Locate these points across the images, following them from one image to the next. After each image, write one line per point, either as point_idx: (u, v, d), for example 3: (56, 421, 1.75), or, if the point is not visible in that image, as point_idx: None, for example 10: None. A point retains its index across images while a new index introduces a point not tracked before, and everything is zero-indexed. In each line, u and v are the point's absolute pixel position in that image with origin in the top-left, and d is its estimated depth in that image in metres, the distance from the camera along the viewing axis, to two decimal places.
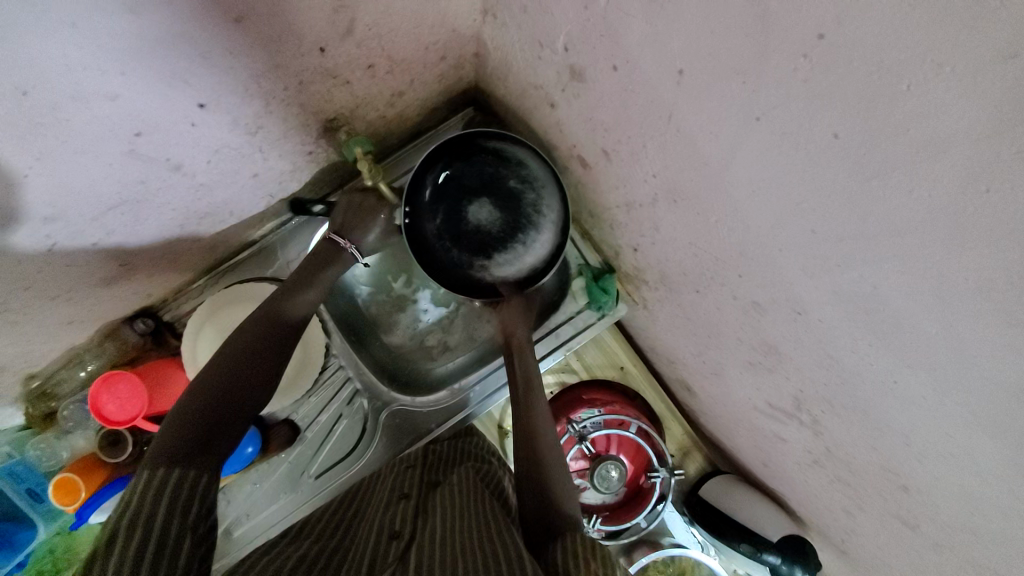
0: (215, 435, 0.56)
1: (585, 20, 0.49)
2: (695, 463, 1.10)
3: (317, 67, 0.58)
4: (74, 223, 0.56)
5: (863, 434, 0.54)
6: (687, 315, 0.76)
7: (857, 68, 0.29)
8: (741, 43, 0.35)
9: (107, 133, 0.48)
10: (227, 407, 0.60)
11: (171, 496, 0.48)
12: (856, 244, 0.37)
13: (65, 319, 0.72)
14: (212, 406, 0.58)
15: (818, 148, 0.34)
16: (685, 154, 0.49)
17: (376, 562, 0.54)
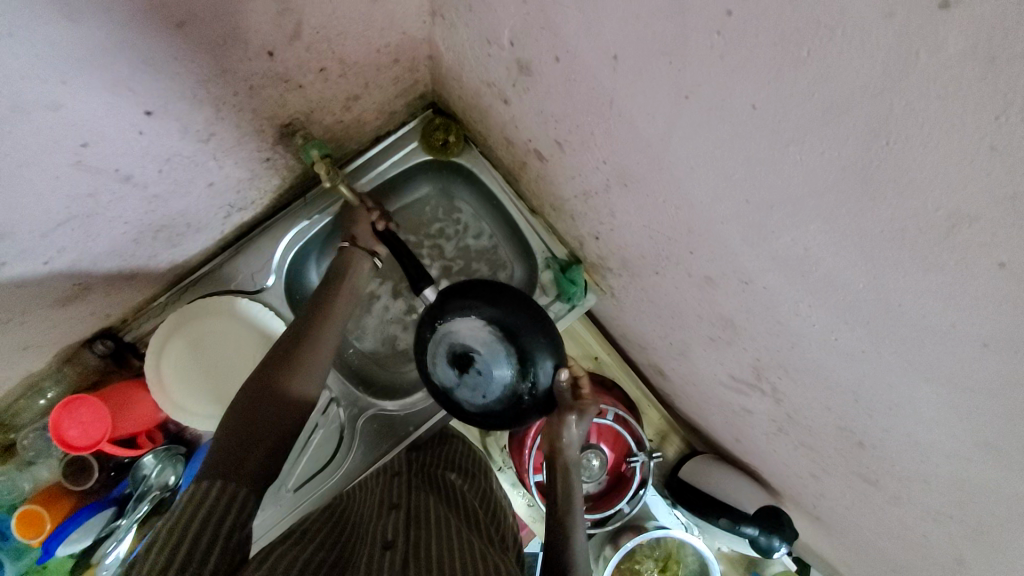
0: (250, 450, 0.56)
1: (525, 13, 0.50)
2: (673, 446, 1.13)
3: (267, 71, 0.58)
4: (22, 240, 0.54)
5: (816, 395, 0.57)
6: (650, 298, 0.78)
7: (764, 41, 0.31)
8: (662, 25, 0.37)
9: (51, 145, 0.47)
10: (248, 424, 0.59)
11: (208, 508, 0.49)
12: (784, 207, 0.39)
13: (18, 345, 0.70)
14: (234, 448, 0.56)
15: (741, 120, 0.37)
16: (629, 137, 0.51)
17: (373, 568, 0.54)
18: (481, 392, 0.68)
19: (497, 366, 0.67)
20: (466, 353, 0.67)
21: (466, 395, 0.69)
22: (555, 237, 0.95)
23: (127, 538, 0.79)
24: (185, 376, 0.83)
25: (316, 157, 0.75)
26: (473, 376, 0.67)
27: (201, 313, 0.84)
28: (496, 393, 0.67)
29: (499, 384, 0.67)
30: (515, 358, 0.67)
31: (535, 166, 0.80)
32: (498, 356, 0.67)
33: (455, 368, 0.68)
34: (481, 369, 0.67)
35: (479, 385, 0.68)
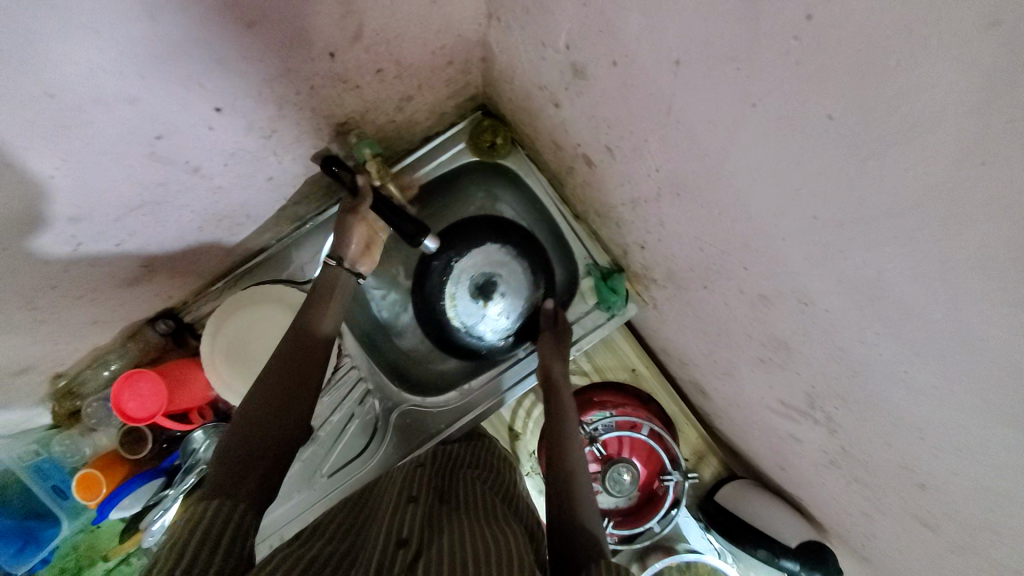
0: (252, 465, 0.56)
1: (584, 16, 0.49)
2: (710, 468, 1.09)
3: (328, 72, 0.60)
4: (99, 223, 0.58)
5: (876, 429, 0.52)
6: (696, 313, 0.76)
7: (846, 48, 0.29)
8: (733, 29, 0.35)
9: (127, 136, 0.50)
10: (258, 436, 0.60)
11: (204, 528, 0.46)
12: (857, 227, 0.36)
13: (90, 319, 0.75)
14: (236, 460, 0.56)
15: (814, 131, 0.34)
16: (686, 145, 0.49)
17: (385, 568, 0.53)
18: (497, 309, 0.93)
19: (506, 287, 0.94)
20: (485, 279, 0.93)
21: (486, 316, 0.93)
22: (598, 245, 0.94)
23: (172, 508, 0.84)
24: (228, 362, 0.86)
25: (367, 156, 0.76)
26: (494, 298, 0.93)
27: (251, 299, 0.88)
28: (509, 307, 0.94)
29: (510, 301, 0.93)
30: (521, 273, 0.94)
31: (582, 171, 0.79)
32: (507, 278, 0.94)
33: (476, 295, 0.93)
34: (499, 289, 0.93)
35: (499, 305, 0.93)
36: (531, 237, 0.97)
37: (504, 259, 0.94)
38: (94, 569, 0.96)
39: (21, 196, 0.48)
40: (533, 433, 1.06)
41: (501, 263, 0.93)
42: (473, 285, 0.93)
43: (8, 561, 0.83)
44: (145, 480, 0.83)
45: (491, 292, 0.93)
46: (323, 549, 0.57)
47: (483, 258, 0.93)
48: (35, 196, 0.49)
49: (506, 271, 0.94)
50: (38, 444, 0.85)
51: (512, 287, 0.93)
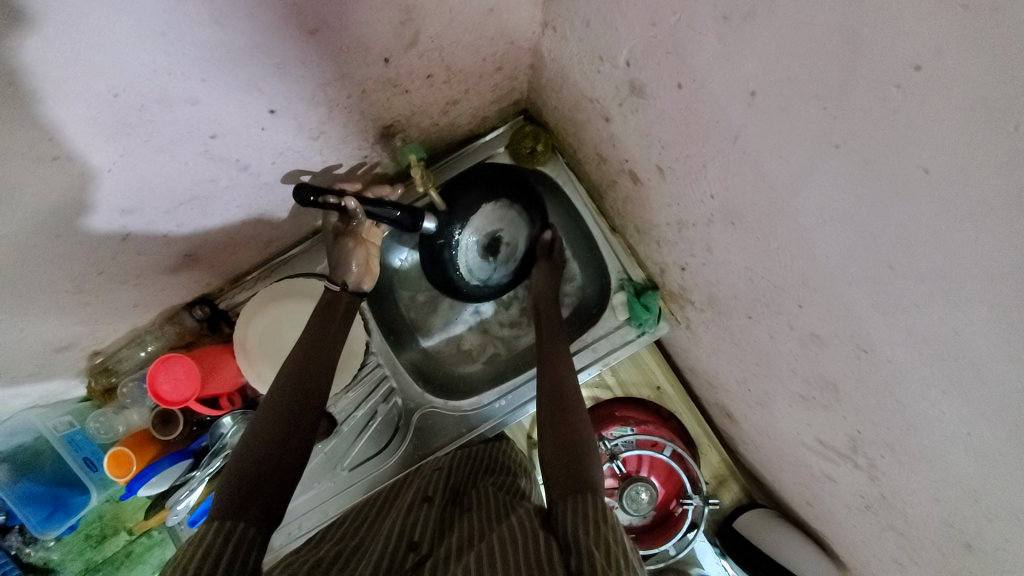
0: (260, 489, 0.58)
1: (652, 36, 0.48)
2: (729, 493, 1.06)
3: (380, 76, 0.59)
4: (149, 215, 0.59)
5: (925, 484, 0.50)
6: (734, 340, 0.73)
7: (956, 103, 0.27)
8: (825, 68, 0.33)
9: (184, 134, 0.51)
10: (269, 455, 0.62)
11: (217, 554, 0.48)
12: (938, 284, 0.34)
13: (131, 303, 0.77)
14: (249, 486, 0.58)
15: (905, 183, 0.32)
16: (749, 176, 0.47)
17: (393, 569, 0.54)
18: (509, 260, 0.88)
19: (508, 234, 0.86)
20: (491, 237, 0.85)
21: (500, 270, 0.88)
22: (633, 259, 0.92)
23: (197, 489, 0.85)
24: (261, 353, 0.89)
25: (413, 161, 0.77)
26: (503, 252, 0.87)
27: (287, 292, 0.91)
28: (517, 253, 0.89)
29: (517, 247, 0.88)
30: (523, 218, 0.87)
31: (626, 187, 0.77)
32: (511, 227, 0.86)
33: (487, 253, 0.85)
34: (507, 241, 0.86)
35: (509, 256, 0.88)
36: (517, 173, 0.89)
37: (503, 210, 0.84)
38: (116, 539, 0.99)
39: (79, 189, 0.48)
40: None
41: (501, 217, 0.84)
42: (484, 247, 0.85)
43: (36, 524, 0.87)
44: (173, 461, 0.86)
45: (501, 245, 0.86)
46: (333, 551, 0.58)
47: (483, 217, 0.83)
48: (94, 190, 0.50)
49: (509, 221, 0.86)
50: (72, 416, 0.88)
51: (518, 234, 0.87)
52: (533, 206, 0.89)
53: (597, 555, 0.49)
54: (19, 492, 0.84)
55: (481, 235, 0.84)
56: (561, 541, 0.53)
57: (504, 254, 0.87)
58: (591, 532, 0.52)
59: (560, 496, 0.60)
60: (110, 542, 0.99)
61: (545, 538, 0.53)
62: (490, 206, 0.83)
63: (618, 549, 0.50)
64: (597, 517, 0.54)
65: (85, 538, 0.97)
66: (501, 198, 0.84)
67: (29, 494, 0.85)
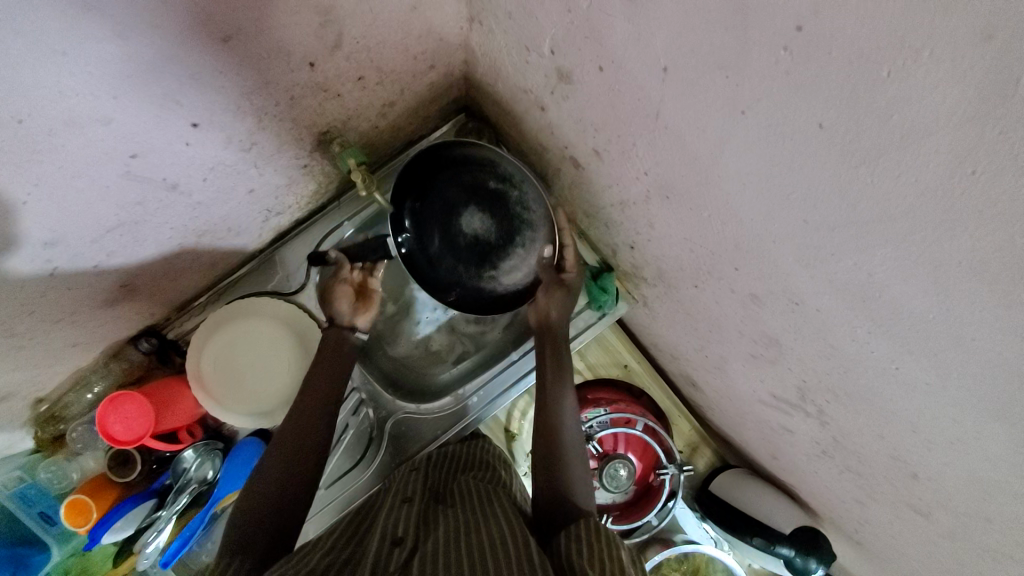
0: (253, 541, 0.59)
1: (569, 22, 0.49)
2: (705, 457, 1.11)
3: (308, 82, 0.58)
4: (76, 246, 0.56)
5: (868, 422, 0.54)
6: (687, 311, 0.76)
7: (836, 59, 0.29)
8: (723, 38, 0.35)
9: (103, 156, 0.49)
10: (275, 514, 0.63)
11: None
12: (848, 231, 0.37)
13: (69, 342, 0.73)
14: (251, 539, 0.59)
15: (805, 138, 0.35)
16: (675, 150, 0.49)
17: (379, 565, 0.52)
18: (520, 260, 0.89)
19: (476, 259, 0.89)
20: (467, 254, 0.89)
21: (505, 275, 0.89)
22: (587, 244, 0.94)
23: (165, 529, 0.81)
24: (224, 380, 0.87)
25: (353, 165, 0.75)
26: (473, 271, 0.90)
27: (257, 309, 0.89)
28: (528, 264, 0.89)
29: (525, 261, 0.89)
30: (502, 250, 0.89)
31: (569, 173, 0.78)
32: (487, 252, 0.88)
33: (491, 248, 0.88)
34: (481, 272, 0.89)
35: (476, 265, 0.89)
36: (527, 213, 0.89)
37: (486, 236, 0.88)
38: None
39: None
40: (528, 432, 1.07)
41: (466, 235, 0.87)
42: (488, 238, 0.87)
43: None
44: (136, 502, 0.81)
45: (513, 262, 0.88)
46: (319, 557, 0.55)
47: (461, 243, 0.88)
48: (7, 224, 0.47)
49: (521, 227, 0.87)
50: (23, 469, 0.83)
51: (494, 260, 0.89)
52: (513, 225, 0.87)
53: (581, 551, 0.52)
54: None
55: (456, 248, 0.89)
56: (557, 560, 0.53)
57: (508, 225, 0.87)
58: (588, 551, 0.52)
59: (561, 527, 0.59)
60: None
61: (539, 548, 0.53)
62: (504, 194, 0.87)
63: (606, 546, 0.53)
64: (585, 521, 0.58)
65: None
66: (485, 209, 0.87)
67: None
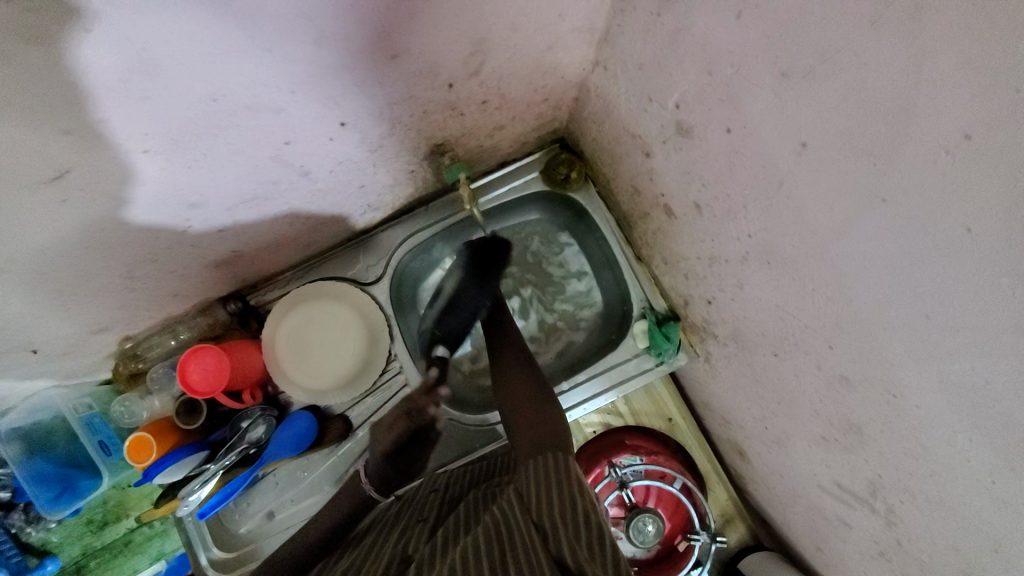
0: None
1: (706, 83, 0.51)
2: (735, 533, 1.07)
3: (442, 100, 0.63)
4: (213, 211, 0.63)
5: (945, 536, 0.51)
6: (756, 376, 0.75)
7: (1001, 171, 0.29)
8: (878, 127, 0.36)
9: (264, 140, 0.54)
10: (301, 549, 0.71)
11: None
12: (972, 335, 0.36)
13: (172, 292, 0.80)
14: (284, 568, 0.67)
15: (946, 239, 0.35)
16: (791, 220, 0.49)
17: None
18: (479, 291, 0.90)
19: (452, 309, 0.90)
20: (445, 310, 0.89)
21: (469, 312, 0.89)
22: (656, 288, 0.94)
23: (210, 482, 0.82)
24: (292, 356, 0.93)
25: (460, 178, 0.81)
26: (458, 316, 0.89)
27: (324, 294, 0.95)
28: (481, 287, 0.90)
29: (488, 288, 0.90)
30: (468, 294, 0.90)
31: (659, 220, 0.80)
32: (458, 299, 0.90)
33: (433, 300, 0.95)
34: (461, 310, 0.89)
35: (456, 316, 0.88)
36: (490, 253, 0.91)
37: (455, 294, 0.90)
38: (118, 526, 1.03)
39: (136, 181, 0.50)
40: None
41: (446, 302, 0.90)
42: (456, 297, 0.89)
43: (46, 504, 0.89)
44: (192, 451, 0.84)
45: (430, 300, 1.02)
46: None
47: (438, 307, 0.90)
48: (153, 185, 0.52)
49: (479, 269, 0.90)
50: (92, 399, 0.91)
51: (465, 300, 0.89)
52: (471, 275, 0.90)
53: (565, 530, 0.56)
54: (30, 470, 0.86)
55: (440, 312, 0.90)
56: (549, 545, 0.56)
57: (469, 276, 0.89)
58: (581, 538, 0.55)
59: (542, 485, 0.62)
60: (111, 529, 1.03)
61: (533, 536, 0.57)
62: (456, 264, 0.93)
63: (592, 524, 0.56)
64: (562, 483, 0.61)
65: (88, 521, 1.01)
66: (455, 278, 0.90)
67: (39, 474, 0.87)
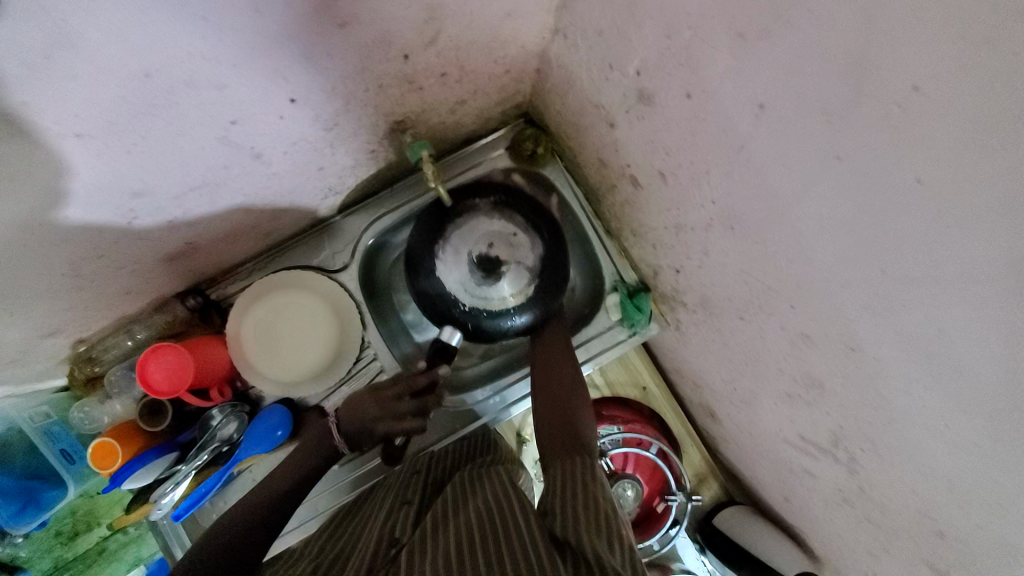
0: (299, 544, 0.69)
1: (665, 47, 0.51)
2: (710, 490, 1.12)
3: (399, 72, 0.61)
4: (160, 200, 0.59)
5: (902, 477, 0.54)
6: (724, 340, 0.77)
7: (950, 121, 0.30)
8: (833, 85, 0.36)
9: (208, 119, 0.51)
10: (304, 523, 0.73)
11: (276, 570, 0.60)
12: (924, 285, 0.38)
13: (123, 289, 0.75)
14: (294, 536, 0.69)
15: (900, 193, 0.35)
16: (752, 184, 0.50)
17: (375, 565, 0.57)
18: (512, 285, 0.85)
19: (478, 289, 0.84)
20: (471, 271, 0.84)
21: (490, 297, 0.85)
22: (626, 261, 0.95)
23: (184, 483, 0.81)
24: (260, 348, 0.90)
25: (423, 156, 0.77)
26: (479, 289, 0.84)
27: (288, 283, 0.92)
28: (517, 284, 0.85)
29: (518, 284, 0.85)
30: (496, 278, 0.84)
31: (625, 191, 0.80)
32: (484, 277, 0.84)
33: (487, 274, 0.83)
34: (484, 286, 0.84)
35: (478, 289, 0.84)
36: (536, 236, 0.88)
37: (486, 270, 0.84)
38: (90, 535, 0.99)
39: (69, 169, 0.46)
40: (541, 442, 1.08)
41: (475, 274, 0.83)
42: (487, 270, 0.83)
43: (7, 520, 0.84)
44: (160, 453, 0.81)
45: (473, 256, 0.83)
46: (314, 565, 0.59)
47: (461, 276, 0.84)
48: (87, 173, 0.48)
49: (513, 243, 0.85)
50: (51, 407, 0.86)
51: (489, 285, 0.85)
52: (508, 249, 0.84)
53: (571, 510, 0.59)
54: None
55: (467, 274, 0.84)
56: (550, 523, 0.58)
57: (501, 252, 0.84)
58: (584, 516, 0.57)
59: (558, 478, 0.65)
60: (83, 539, 0.98)
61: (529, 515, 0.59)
62: (528, 250, 0.85)
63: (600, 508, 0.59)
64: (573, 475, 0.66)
65: (55, 534, 0.95)
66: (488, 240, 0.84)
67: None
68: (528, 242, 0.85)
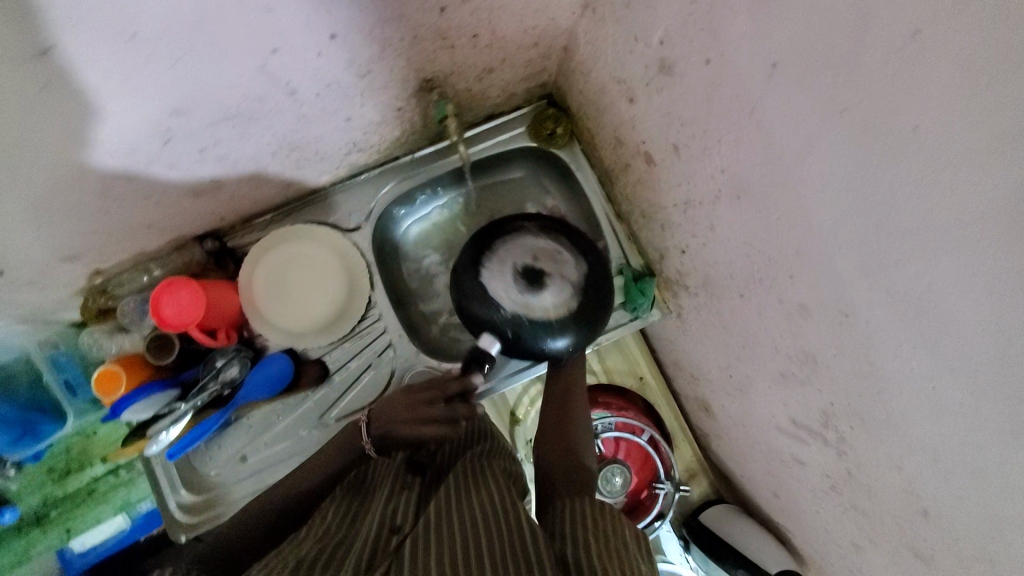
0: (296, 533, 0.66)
1: (688, 13, 0.54)
2: (699, 487, 1.12)
3: (434, 26, 0.64)
4: (194, 124, 0.62)
5: (888, 454, 0.54)
6: (724, 323, 0.79)
7: (945, 60, 0.33)
8: (841, 36, 0.38)
9: (251, 43, 0.54)
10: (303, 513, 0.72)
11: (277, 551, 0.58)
12: (915, 237, 0.39)
13: (146, 220, 0.78)
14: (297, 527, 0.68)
15: (896, 141, 0.38)
16: (761, 149, 0.52)
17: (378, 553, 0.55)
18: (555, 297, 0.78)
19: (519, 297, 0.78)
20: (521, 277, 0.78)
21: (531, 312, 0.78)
22: (634, 245, 0.97)
23: (181, 422, 0.82)
24: (268, 295, 0.93)
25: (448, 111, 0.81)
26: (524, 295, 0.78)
27: (300, 237, 0.95)
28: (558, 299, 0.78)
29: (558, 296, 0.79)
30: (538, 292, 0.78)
31: (639, 169, 0.82)
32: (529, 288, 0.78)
33: (533, 283, 0.78)
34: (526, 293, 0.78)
35: (519, 295, 0.78)
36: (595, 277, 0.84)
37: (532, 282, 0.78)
38: (80, 474, 1.02)
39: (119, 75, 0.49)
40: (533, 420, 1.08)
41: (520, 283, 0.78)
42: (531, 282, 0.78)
43: (6, 445, 0.88)
44: (163, 387, 0.83)
45: (522, 267, 0.79)
46: (314, 546, 0.57)
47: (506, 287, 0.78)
48: (133, 82, 0.51)
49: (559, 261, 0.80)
50: (59, 338, 0.88)
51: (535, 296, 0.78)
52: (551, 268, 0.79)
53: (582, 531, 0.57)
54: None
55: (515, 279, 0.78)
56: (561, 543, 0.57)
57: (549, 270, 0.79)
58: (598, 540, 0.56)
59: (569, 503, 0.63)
60: (75, 477, 1.01)
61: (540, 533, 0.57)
62: (575, 268, 0.81)
63: (615, 531, 0.58)
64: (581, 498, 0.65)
65: (50, 468, 1.00)
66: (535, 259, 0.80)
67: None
68: (574, 263, 0.81)
